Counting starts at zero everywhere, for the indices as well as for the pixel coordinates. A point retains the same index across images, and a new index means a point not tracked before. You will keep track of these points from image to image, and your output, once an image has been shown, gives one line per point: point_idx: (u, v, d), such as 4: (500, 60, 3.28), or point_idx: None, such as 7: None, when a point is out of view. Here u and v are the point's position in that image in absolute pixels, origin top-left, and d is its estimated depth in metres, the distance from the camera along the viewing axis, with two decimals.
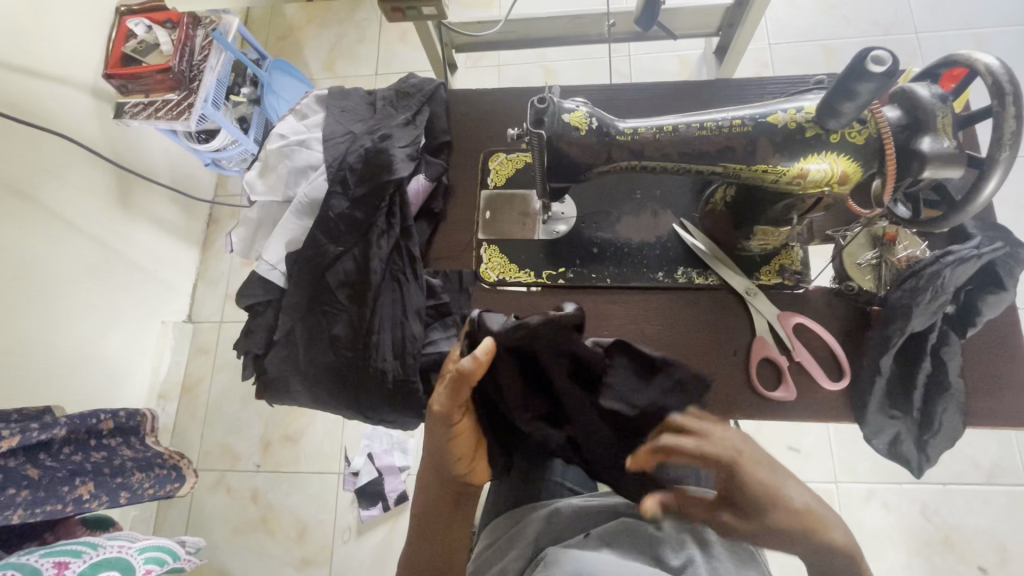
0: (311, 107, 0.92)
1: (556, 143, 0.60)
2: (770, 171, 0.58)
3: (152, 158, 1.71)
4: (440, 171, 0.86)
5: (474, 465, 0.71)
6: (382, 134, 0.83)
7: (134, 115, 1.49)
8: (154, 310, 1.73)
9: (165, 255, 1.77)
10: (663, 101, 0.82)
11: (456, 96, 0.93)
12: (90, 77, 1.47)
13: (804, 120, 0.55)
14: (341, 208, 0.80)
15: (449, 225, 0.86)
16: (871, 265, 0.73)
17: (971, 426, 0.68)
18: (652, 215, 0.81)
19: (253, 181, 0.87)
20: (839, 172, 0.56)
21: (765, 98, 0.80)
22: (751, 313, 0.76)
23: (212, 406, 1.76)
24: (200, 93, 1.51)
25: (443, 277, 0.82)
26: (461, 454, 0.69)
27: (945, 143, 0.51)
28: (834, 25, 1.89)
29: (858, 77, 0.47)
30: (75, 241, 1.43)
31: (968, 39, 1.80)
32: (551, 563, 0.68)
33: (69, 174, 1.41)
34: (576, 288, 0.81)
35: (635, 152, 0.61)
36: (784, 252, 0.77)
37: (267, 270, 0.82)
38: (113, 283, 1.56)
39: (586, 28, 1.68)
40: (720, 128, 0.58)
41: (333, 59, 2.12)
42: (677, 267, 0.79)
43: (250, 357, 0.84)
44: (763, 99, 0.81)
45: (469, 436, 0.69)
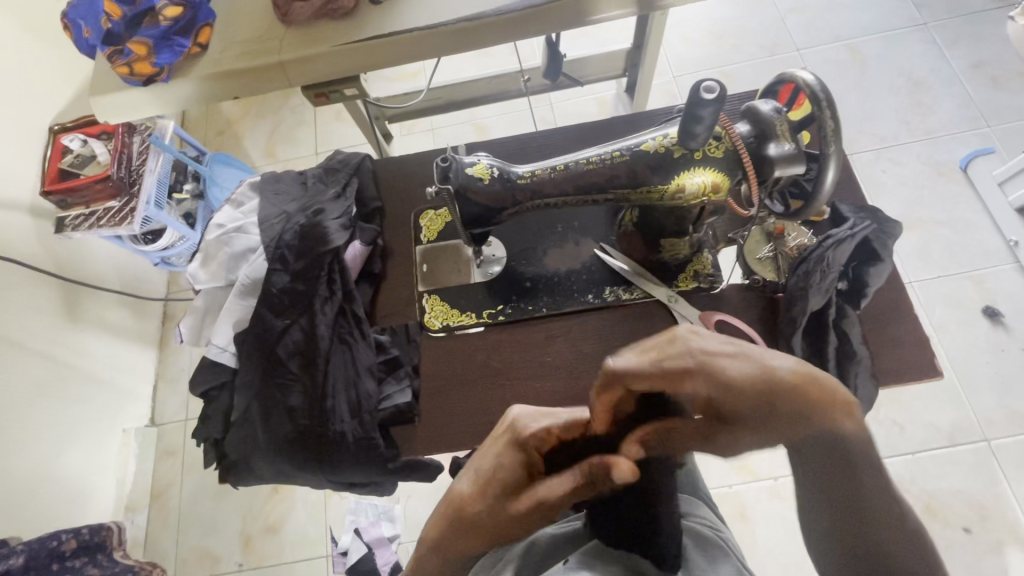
0: (246, 194, 0.97)
1: (464, 194, 0.66)
2: (653, 191, 0.66)
3: (98, 266, 1.72)
4: (374, 235, 0.91)
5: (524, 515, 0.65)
6: (315, 209, 0.89)
7: (76, 227, 1.51)
8: (113, 418, 1.68)
9: (120, 360, 1.74)
10: (568, 142, 0.91)
11: (381, 165, 1.00)
12: (27, 197, 1.50)
13: (671, 144, 0.64)
14: (283, 284, 0.84)
15: (390, 283, 0.91)
16: (769, 257, 0.81)
17: (885, 386, 0.75)
18: (575, 244, 0.89)
19: (196, 271, 0.90)
20: (710, 183, 0.64)
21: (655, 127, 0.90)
22: (676, 318, 0.82)
23: (185, 509, 1.69)
24: (142, 195, 1.57)
25: (390, 332, 0.87)
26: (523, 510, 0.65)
27: (787, 146, 0.61)
28: (726, 53, 2.11)
29: (698, 106, 0.56)
30: (24, 362, 1.41)
31: (843, 49, 2.04)
32: None
33: (13, 295, 1.41)
34: (517, 322, 0.86)
35: (536, 192, 0.67)
36: (696, 259, 0.85)
37: (217, 354, 0.84)
38: (66, 397, 1.52)
39: (505, 85, 1.82)
40: (603, 161, 0.66)
41: (273, 145, 2.20)
42: (604, 288, 0.86)
43: (210, 444, 0.84)
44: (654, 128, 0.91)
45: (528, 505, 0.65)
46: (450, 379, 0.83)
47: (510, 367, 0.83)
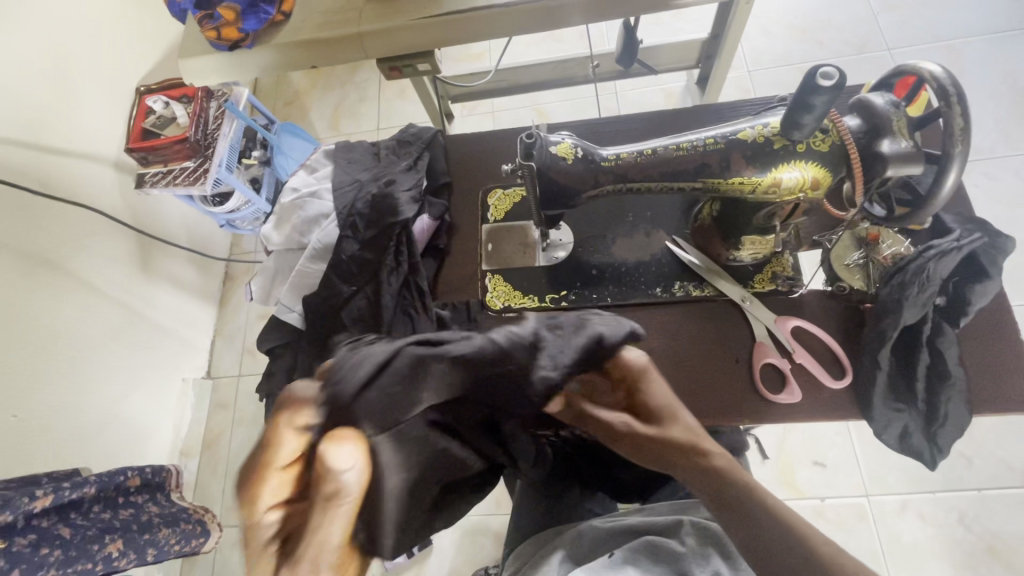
0: (320, 161, 0.99)
1: (546, 173, 0.64)
2: (745, 183, 0.62)
3: (171, 223, 1.81)
4: (442, 210, 0.91)
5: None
6: (387, 180, 0.90)
7: (154, 184, 1.59)
8: (174, 367, 1.78)
9: (184, 314, 1.84)
10: (645, 129, 0.88)
11: (452, 140, 1.00)
12: (113, 152, 1.59)
13: (771, 134, 0.60)
14: (352, 251, 0.86)
15: (453, 259, 0.91)
16: (859, 265, 0.76)
17: (979, 415, 0.69)
18: (645, 235, 0.86)
19: (269, 232, 0.93)
20: (809, 179, 0.60)
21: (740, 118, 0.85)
22: (749, 319, 0.78)
23: (233, 460, 1.78)
24: (215, 158, 1.61)
25: (451, 307, 0.86)
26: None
27: (903, 144, 0.56)
28: (808, 49, 2.00)
29: (812, 92, 0.52)
30: (102, 307, 1.51)
31: (940, 51, 1.88)
32: None
33: (94, 243, 1.51)
34: (580, 309, 0.84)
35: (619, 175, 0.65)
36: (774, 259, 0.81)
37: (285, 313, 0.86)
38: (135, 343, 1.61)
39: (572, 70, 1.79)
40: (695, 147, 0.63)
41: (337, 118, 2.25)
42: (673, 282, 0.83)
43: (272, 400, 0.87)
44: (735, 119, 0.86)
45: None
46: None
47: None
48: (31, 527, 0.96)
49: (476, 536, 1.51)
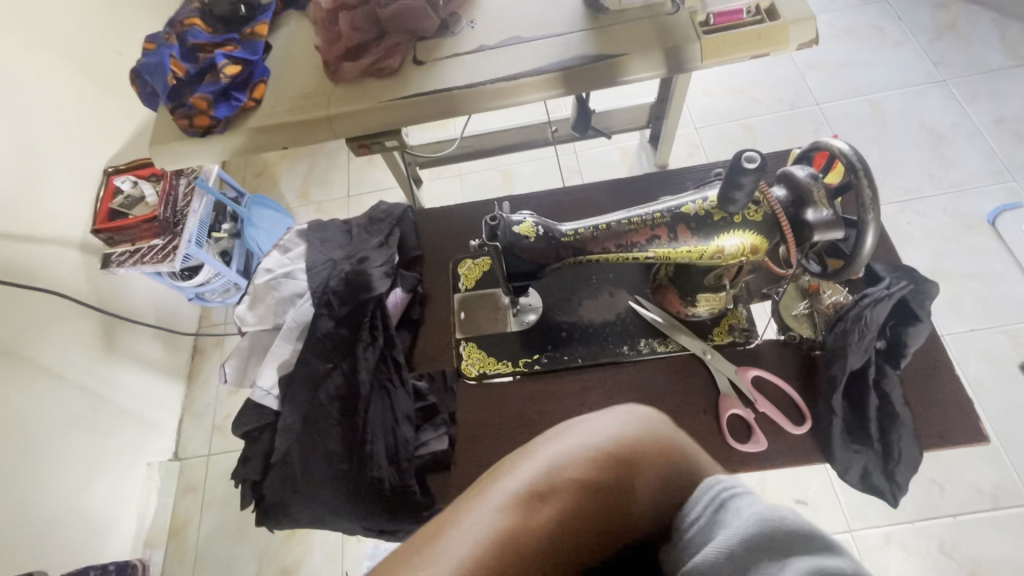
0: (294, 241, 1.02)
1: (511, 251, 0.69)
2: (693, 251, 0.68)
3: (138, 301, 1.79)
4: (415, 283, 0.95)
5: None
6: (360, 258, 0.93)
7: (121, 263, 1.58)
8: (140, 452, 1.71)
9: (150, 394, 1.78)
10: (600, 198, 0.95)
11: (421, 215, 1.05)
12: (79, 236, 1.59)
13: (711, 206, 0.66)
14: (327, 328, 0.87)
15: (428, 330, 0.93)
16: (806, 314, 0.83)
17: (930, 450, 0.74)
18: (609, 296, 0.91)
19: (244, 314, 0.94)
20: (749, 245, 0.67)
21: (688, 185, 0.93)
22: (712, 372, 0.83)
23: (203, 547, 1.69)
24: (184, 235, 1.64)
25: (428, 377, 0.89)
26: None
27: (825, 212, 0.63)
28: (747, 106, 2.18)
29: (738, 174, 0.59)
30: (63, 394, 1.46)
31: (862, 104, 2.09)
32: None
33: (57, 329, 1.48)
34: (553, 371, 0.87)
35: (578, 249, 0.70)
36: (730, 313, 0.86)
37: (263, 396, 0.86)
38: (98, 429, 1.55)
39: (533, 136, 1.90)
40: (645, 221, 0.69)
41: (307, 188, 2.30)
42: (639, 340, 0.87)
43: (248, 484, 0.85)
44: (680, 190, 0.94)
45: None
46: (486, 427, 0.84)
47: (546, 417, 0.84)
48: None
49: None
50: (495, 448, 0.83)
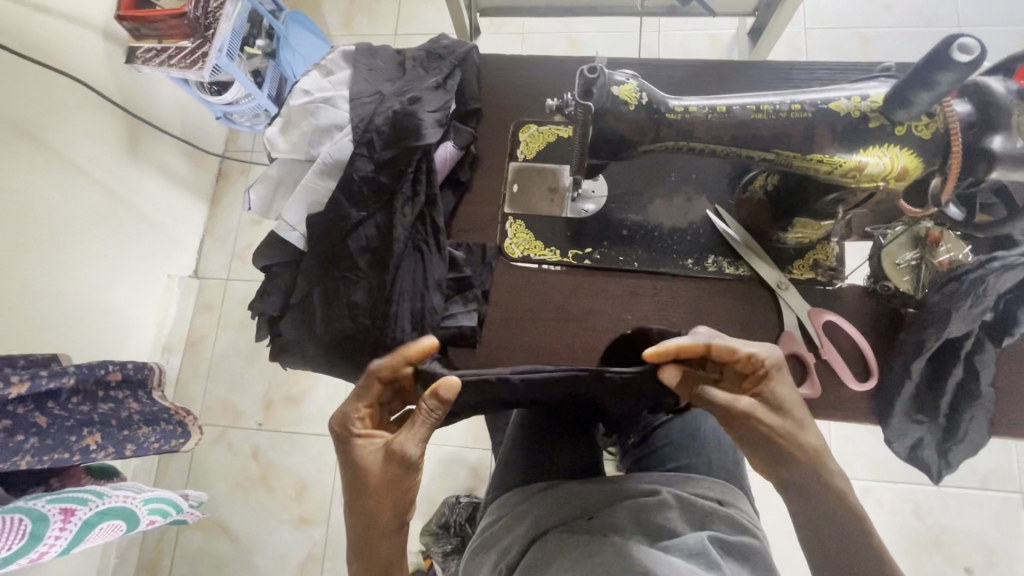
0: (337, 63, 0.87)
1: (602, 117, 0.56)
2: (825, 162, 0.55)
3: (162, 107, 1.67)
4: (469, 140, 0.82)
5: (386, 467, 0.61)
6: (412, 96, 0.80)
7: (146, 61, 1.47)
8: (160, 263, 1.72)
9: (173, 208, 1.75)
10: (687, 80, 0.83)
11: (487, 60, 0.89)
12: (101, 17, 1.43)
13: (869, 109, 0.52)
14: (366, 171, 0.77)
15: (474, 197, 0.83)
16: (910, 265, 0.70)
17: (996, 435, 0.67)
18: (686, 199, 0.79)
19: (274, 137, 0.83)
20: (898, 168, 0.53)
21: (792, 84, 0.81)
22: (781, 307, 0.74)
23: (216, 362, 1.77)
24: (215, 42, 1.46)
25: (466, 249, 0.80)
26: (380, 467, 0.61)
27: (1018, 144, 0.48)
28: (873, 12, 1.84)
29: (939, 66, 0.44)
30: (86, 191, 1.41)
31: (1013, 36, 1.74)
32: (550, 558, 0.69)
33: (77, 118, 1.38)
34: (603, 269, 0.79)
35: (683, 132, 0.57)
36: (819, 246, 0.75)
37: (286, 232, 0.79)
38: (120, 232, 1.53)
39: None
40: (777, 112, 0.55)
41: (350, 15, 2.05)
42: (707, 256, 0.77)
43: (264, 319, 0.81)
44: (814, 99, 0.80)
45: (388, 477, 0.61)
46: (519, 311, 0.78)
47: (585, 316, 0.78)
48: (7, 412, 0.94)
49: (450, 467, 1.53)
50: (525, 337, 0.77)
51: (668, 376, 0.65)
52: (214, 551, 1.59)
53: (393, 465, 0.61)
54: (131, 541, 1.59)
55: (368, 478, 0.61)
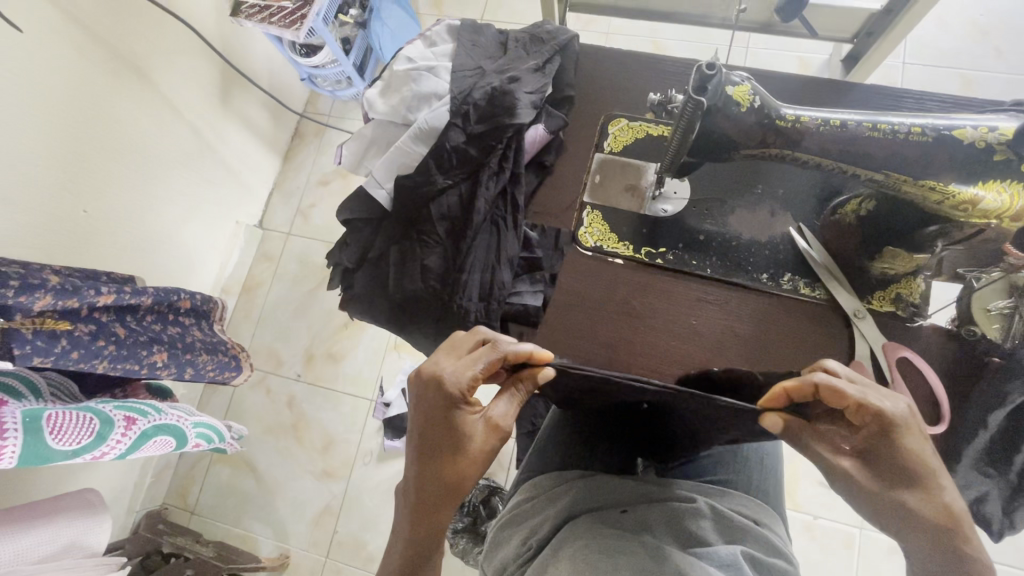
0: (441, 36, 0.90)
1: (711, 115, 0.56)
2: (937, 190, 0.53)
3: (254, 61, 1.76)
4: (560, 125, 0.83)
5: (487, 444, 0.62)
6: (511, 76, 0.81)
7: (249, 17, 1.55)
8: (232, 209, 1.81)
9: (250, 158, 1.84)
10: (784, 95, 0.82)
11: (586, 51, 0.90)
12: None
13: (996, 141, 0.50)
14: (457, 141, 0.79)
15: (555, 182, 0.84)
16: (1002, 313, 0.67)
17: None
18: (769, 214, 0.78)
19: (373, 99, 0.86)
20: (1018, 207, 0.50)
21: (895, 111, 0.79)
22: (853, 335, 0.72)
23: (268, 310, 1.86)
24: (314, 6, 1.53)
25: (541, 231, 0.82)
26: (478, 441, 0.61)
27: None
28: (980, 55, 1.76)
29: None
30: (179, 129, 1.50)
31: None
32: (575, 542, 0.70)
33: (180, 61, 1.46)
34: (673, 271, 0.79)
35: (792, 141, 0.56)
36: (904, 281, 0.73)
37: (374, 188, 0.82)
38: (201, 173, 1.62)
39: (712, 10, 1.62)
40: (895, 133, 0.53)
41: None
42: (783, 273, 0.76)
43: (340, 269, 0.85)
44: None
45: (484, 453, 0.61)
46: (584, 295, 0.79)
47: (649, 313, 0.78)
48: (93, 317, 1.00)
49: None
50: (589, 324, 0.78)
51: (768, 422, 0.59)
52: (240, 488, 1.68)
53: (494, 439, 0.62)
54: (168, 464, 1.69)
55: (468, 450, 0.61)
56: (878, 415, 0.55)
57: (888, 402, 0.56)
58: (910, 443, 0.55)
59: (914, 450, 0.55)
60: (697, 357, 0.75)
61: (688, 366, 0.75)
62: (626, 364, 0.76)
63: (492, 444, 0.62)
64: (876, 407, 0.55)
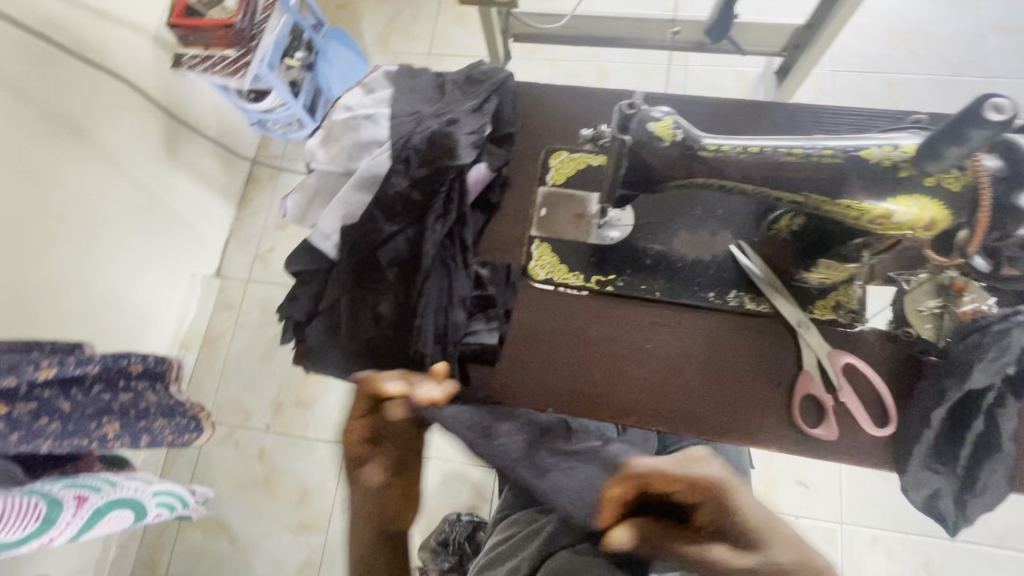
0: (379, 82, 0.91)
1: (638, 150, 0.58)
2: (854, 208, 0.56)
3: (201, 111, 1.73)
4: (502, 163, 0.84)
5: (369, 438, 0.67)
6: (449, 118, 0.83)
7: (192, 67, 1.55)
8: (186, 261, 1.76)
9: (202, 208, 1.80)
10: (714, 119, 0.86)
11: (523, 87, 0.92)
12: (153, 26, 1.52)
13: (900, 158, 0.53)
14: (401, 187, 0.80)
15: (502, 218, 0.85)
16: (932, 313, 0.71)
17: (1016, 492, 0.66)
18: (711, 233, 0.80)
19: (315, 149, 0.86)
20: (927, 218, 0.54)
21: (818, 128, 0.83)
22: (800, 345, 0.74)
23: (231, 361, 1.80)
24: (257, 53, 1.55)
25: (492, 268, 0.83)
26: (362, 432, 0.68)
27: None
28: (901, 59, 1.88)
29: (972, 123, 0.45)
30: (123, 185, 1.46)
31: None
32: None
33: (121, 118, 1.44)
34: (625, 297, 0.80)
35: (716, 169, 0.58)
36: (842, 288, 0.76)
37: (320, 240, 0.81)
38: (151, 227, 1.57)
39: (649, 33, 1.69)
40: (809, 156, 0.56)
41: (387, 33, 2.12)
42: (729, 289, 0.78)
43: (292, 323, 0.84)
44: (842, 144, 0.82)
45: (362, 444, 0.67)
46: (539, 327, 0.80)
47: (605, 340, 0.79)
48: (33, 395, 0.96)
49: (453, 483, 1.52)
50: (547, 356, 0.79)
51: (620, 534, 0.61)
52: (212, 552, 1.59)
53: (369, 447, 0.67)
54: (133, 535, 1.60)
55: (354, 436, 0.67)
56: (700, 483, 0.61)
57: (705, 469, 0.62)
58: (733, 500, 0.60)
59: (744, 504, 0.60)
60: (657, 380, 0.76)
61: (646, 390, 0.76)
62: (586, 394, 0.76)
63: (373, 438, 0.67)
64: (694, 474, 0.61)
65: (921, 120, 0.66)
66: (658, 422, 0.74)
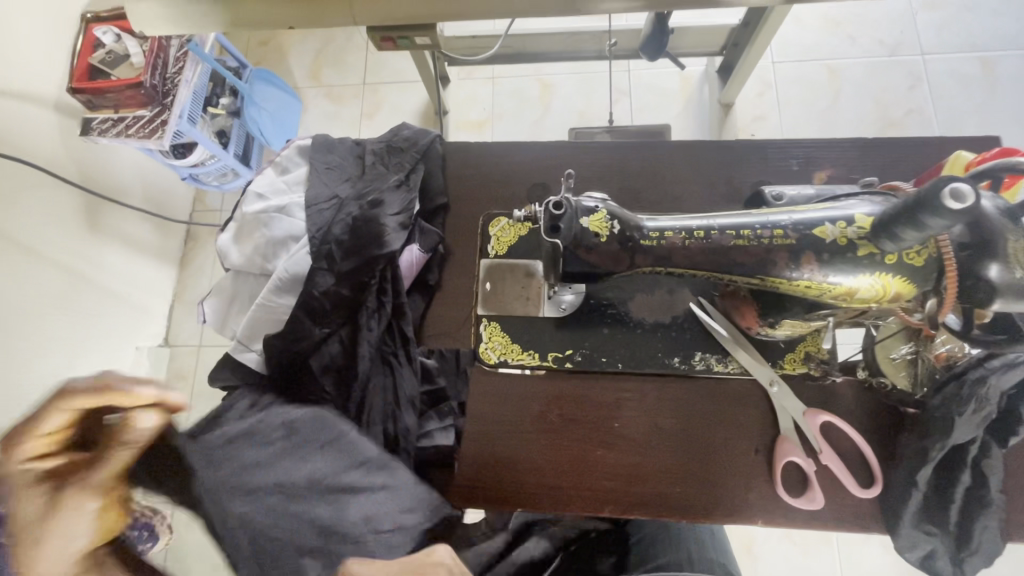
0: (293, 160, 0.82)
1: (573, 250, 0.52)
2: (814, 288, 0.51)
3: (123, 175, 1.56)
4: (436, 241, 0.78)
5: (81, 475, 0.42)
6: (372, 199, 0.75)
7: (103, 133, 1.38)
8: (128, 336, 1.58)
9: (140, 277, 1.64)
10: (657, 165, 0.81)
11: (452, 148, 0.85)
12: (52, 92, 1.34)
13: (856, 235, 0.49)
14: (326, 285, 0.72)
15: (445, 299, 0.78)
16: (906, 360, 0.67)
17: (1011, 541, 0.63)
18: (667, 292, 0.74)
19: (227, 248, 0.78)
20: (891, 292, 0.50)
21: (767, 163, 0.79)
22: (775, 407, 0.70)
23: None
24: (174, 108, 1.42)
25: (438, 356, 0.76)
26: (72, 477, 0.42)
27: (1016, 273, 0.45)
28: (839, 44, 1.87)
29: (929, 211, 0.41)
30: (46, 273, 1.31)
31: (975, 62, 1.80)
32: None
33: (30, 197, 1.27)
34: (585, 372, 0.74)
35: (661, 259, 0.53)
36: (810, 338, 0.71)
37: (241, 352, 0.73)
38: (82, 312, 1.41)
39: (585, 44, 1.63)
40: (759, 237, 0.51)
41: (318, 66, 1.99)
42: (694, 352, 0.73)
43: None
44: (793, 179, 0.78)
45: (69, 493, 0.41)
46: (497, 416, 0.73)
47: (569, 421, 0.73)
48: None
49: None
50: (510, 449, 0.72)
51: None
52: None
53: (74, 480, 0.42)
54: None
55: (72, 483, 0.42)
56: None
57: None
58: None
59: None
60: (628, 460, 0.70)
61: (619, 476, 0.70)
62: (555, 486, 0.71)
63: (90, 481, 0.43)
64: None
65: (871, 178, 0.64)
66: (634, 508, 0.69)
